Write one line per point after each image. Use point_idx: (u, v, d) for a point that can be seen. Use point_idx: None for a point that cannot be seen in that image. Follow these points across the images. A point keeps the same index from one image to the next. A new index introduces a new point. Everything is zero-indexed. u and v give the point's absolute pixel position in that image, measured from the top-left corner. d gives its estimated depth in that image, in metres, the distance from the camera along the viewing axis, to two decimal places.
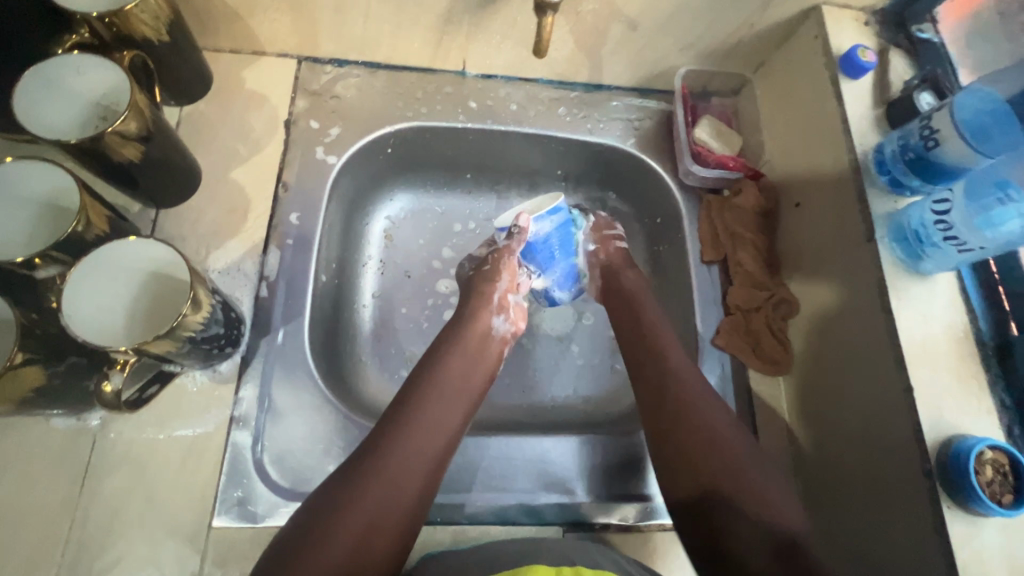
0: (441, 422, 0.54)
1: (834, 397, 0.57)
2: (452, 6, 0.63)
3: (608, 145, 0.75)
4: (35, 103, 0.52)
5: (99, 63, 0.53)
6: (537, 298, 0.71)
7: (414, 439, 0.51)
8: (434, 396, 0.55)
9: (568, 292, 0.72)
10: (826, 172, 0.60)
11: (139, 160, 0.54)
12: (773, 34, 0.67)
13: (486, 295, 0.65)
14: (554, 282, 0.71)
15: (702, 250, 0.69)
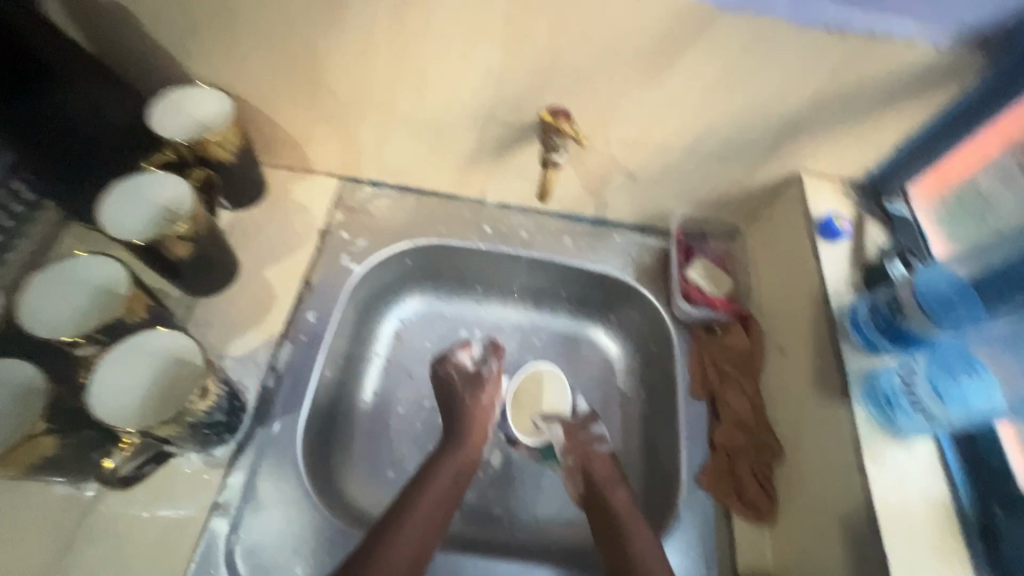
0: (429, 516, 0.60)
1: (815, 557, 0.55)
2: (476, 150, 0.73)
3: (607, 274, 0.81)
4: (117, 207, 0.60)
5: (171, 180, 0.63)
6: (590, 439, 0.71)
7: (401, 549, 0.56)
8: (430, 498, 0.62)
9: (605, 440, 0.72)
10: (807, 324, 0.63)
11: (186, 256, 0.63)
12: (761, 194, 0.75)
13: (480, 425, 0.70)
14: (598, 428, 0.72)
15: (691, 383, 0.71)
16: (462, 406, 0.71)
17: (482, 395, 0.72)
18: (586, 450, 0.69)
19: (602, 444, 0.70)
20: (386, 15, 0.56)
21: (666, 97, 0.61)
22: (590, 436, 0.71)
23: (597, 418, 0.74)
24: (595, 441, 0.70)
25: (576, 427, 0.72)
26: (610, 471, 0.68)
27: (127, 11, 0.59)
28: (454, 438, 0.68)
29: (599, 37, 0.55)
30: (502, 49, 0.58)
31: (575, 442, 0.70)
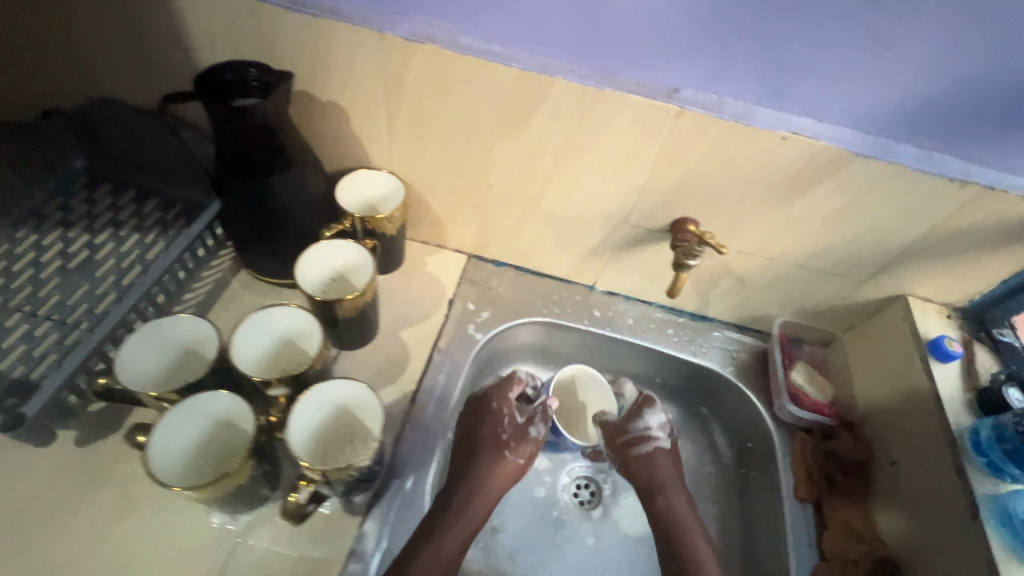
0: (447, 551, 0.64)
1: None
2: (601, 244, 0.81)
3: (708, 368, 0.85)
4: (312, 265, 0.72)
5: (353, 249, 0.73)
6: (634, 441, 0.79)
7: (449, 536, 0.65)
8: (447, 533, 0.65)
9: (664, 434, 0.80)
10: (922, 440, 0.66)
11: (350, 315, 0.70)
12: (863, 309, 0.80)
13: (496, 462, 0.72)
14: (647, 424, 0.80)
15: (795, 486, 0.72)
16: (493, 442, 0.74)
17: (506, 446, 0.74)
18: (632, 455, 0.78)
19: (649, 445, 0.78)
20: (559, 134, 0.66)
21: (791, 220, 0.69)
22: (635, 440, 0.79)
23: (653, 405, 0.81)
24: (642, 441, 0.78)
25: (621, 432, 0.80)
26: (665, 475, 0.78)
27: (341, 109, 0.71)
28: (481, 474, 0.72)
29: (742, 167, 0.64)
30: (652, 168, 0.67)
31: (617, 446, 0.79)
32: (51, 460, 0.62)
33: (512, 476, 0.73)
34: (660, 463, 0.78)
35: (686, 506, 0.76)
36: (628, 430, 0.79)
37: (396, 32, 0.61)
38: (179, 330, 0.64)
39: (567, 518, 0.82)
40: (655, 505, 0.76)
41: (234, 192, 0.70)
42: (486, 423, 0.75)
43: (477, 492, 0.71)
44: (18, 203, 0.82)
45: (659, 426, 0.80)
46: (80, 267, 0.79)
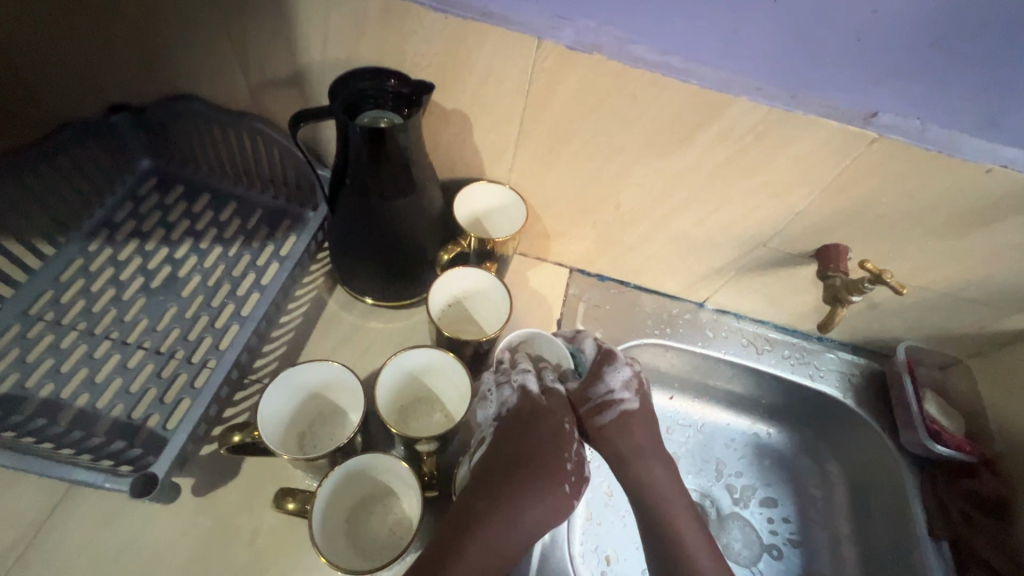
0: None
1: None
2: (727, 264, 0.76)
3: (827, 394, 0.81)
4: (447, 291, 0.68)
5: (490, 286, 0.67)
6: (594, 409, 0.66)
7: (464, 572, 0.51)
8: (472, 558, 0.52)
9: (631, 392, 0.66)
10: None
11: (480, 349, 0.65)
12: (999, 336, 0.76)
13: (550, 472, 0.59)
14: (609, 385, 0.66)
15: (931, 525, 0.70)
16: (560, 443, 0.61)
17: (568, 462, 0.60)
18: (597, 425, 0.65)
19: (614, 411, 0.65)
20: (721, 155, 0.60)
21: (959, 251, 0.64)
22: (597, 406, 0.66)
23: (615, 359, 0.66)
24: (604, 408, 0.65)
25: (584, 400, 0.66)
26: (642, 442, 0.65)
27: (467, 118, 0.64)
28: (523, 495, 0.57)
29: (925, 196, 0.58)
30: (820, 194, 0.61)
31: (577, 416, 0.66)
32: (174, 511, 0.58)
33: (567, 513, 0.59)
34: (620, 432, 0.65)
35: (664, 476, 0.64)
36: (588, 398, 0.66)
37: (558, 39, 0.53)
38: (314, 378, 0.59)
39: None
40: (628, 472, 0.64)
41: (352, 217, 0.62)
42: (551, 445, 0.60)
43: (517, 520, 0.55)
44: (90, 210, 0.76)
45: (625, 384, 0.66)
46: (165, 285, 0.72)
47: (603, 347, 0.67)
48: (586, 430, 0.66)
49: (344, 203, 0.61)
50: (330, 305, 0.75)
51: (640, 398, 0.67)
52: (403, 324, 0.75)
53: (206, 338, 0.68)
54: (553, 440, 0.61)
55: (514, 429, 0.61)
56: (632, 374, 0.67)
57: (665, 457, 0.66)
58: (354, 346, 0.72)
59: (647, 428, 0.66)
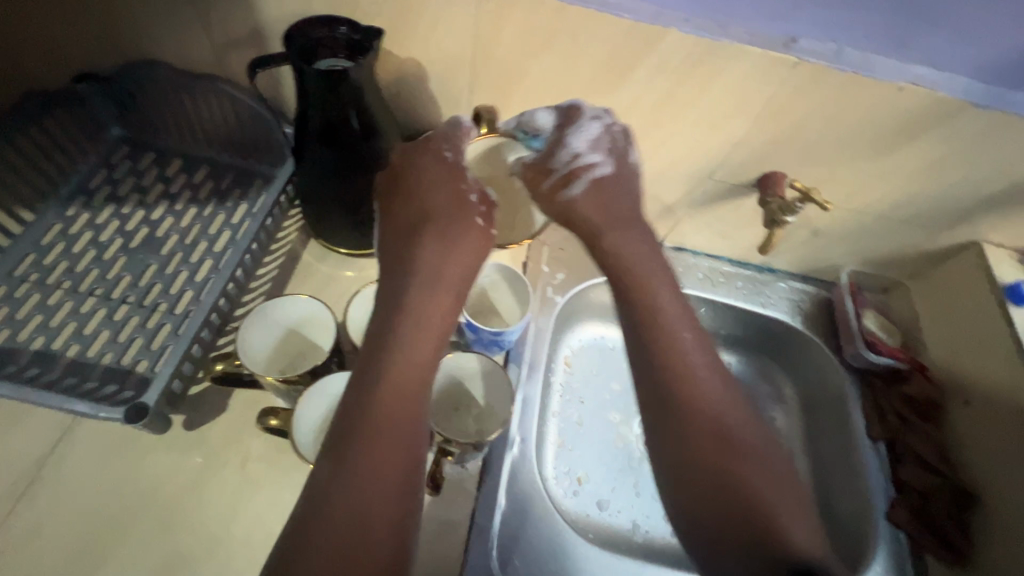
0: (398, 420, 0.50)
1: None
2: (678, 201, 0.80)
3: (776, 319, 0.87)
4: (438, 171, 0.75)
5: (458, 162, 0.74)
6: (558, 177, 0.63)
7: (382, 414, 0.49)
8: (381, 405, 0.50)
9: (604, 156, 0.63)
10: (999, 378, 0.70)
11: None
12: (933, 256, 0.81)
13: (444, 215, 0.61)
14: (573, 148, 0.62)
15: (870, 426, 0.77)
16: (443, 203, 0.62)
17: (472, 197, 0.63)
18: (570, 197, 0.63)
19: (580, 182, 0.62)
20: (659, 89, 0.64)
21: (886, 171, 0.69)
22: (562, 175, 0.63)
23: (579, 113, 0.62)
24: (569, 176, 0.63)
25: (545, 172, 0.64)
26: (593, 220, 0.62)
27: (421, 67, 0.67)
28: (427, 231, 0.60)
29: (848, 119, 0.63)
30: (753, 124, 0.65)
31: (543, 195, 0.65)
32: (168, 445, 0.62)
33: (485, 240, 0.62)
34: (590, 217, 0.62)
35: (640, 253, 0.61)
36: (550, 167, 0.63)
37: None
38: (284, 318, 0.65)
39: (644, 464, 0.86)
40: (601, 252, 0.62)
41: (322, 168, 0.65)
42: (435, 183, 0.62)
43: (425, 330, 0.55)
44: (65, 178, 0.78)
45: (591, 150, 0.62)
46: (143, 246, 0.75)
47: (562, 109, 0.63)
48: (554, 208, 0.64)
49: (316, 152, 0.64)
50: (304, 258, 0.79)
51: (614, 161, 0.63)
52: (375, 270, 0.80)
53: (187, 291, 0.71)
54: (452, 194, 0.62)
55: (407, 201, 0.62)
56: (599, 132, 0.62)
57: (660, 263, 0.61)
58: (328, 294, 0.76)
59: (603, 189, 0.63)
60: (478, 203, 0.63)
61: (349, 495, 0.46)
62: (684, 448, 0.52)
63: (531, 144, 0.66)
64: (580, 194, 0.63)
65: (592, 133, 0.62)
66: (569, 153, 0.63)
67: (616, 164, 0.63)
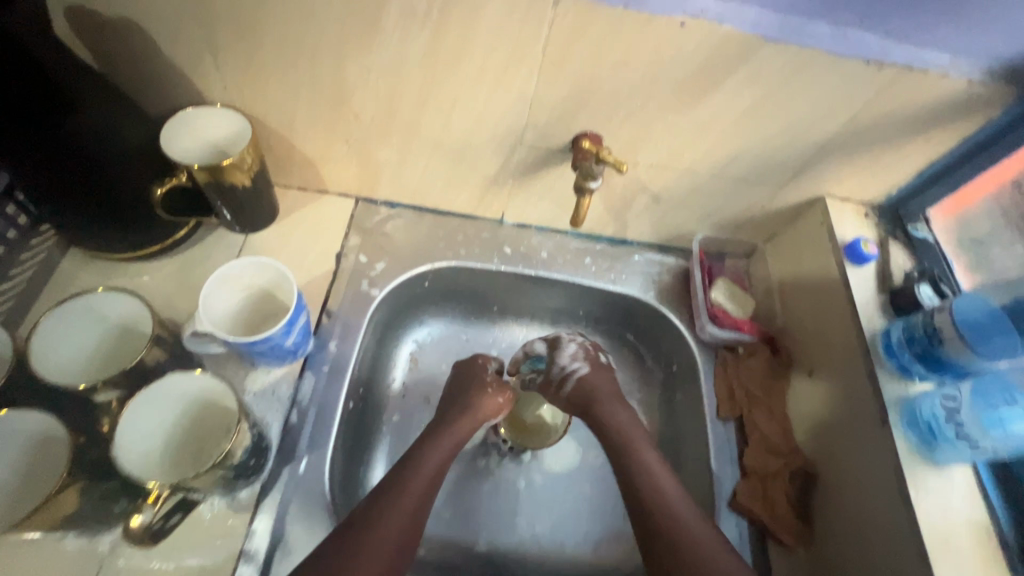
0: (420, 494, 0.59)
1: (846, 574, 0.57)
2: (499, 171, 0.71)
3: (628, 295, 0.80)
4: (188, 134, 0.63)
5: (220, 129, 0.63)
6: (559, 377, 0.71)
7: (380, 539, 0.54)
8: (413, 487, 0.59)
9: (583, 360, 0.72)
10: (839, 346, 0.64)
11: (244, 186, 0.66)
12: (782, 215, 0.75)
13: (460, 396, 0.71)
14: (566, 359, 0.72)
15: (719, 406, 0.69)
16: (477, 388, 0.71)
17: (491, 384, 0.72)
18: (567, 397, 0.71)
19: (573, 367, 0.71)
20: (419, 40, 0.54)
21: (701, 122, 0.61)
22: (558, 380, 0.71)
23: (566, 343, 0.73)
24: (564, 380, 0.71)
25: (550, 383, 0.72)
26: (625, 416, 0.68)
27: (140, 26, 0.55)
28: (450, 418, 0.68)
29: (637, 63, 0.54)
30: (538, 75, 0.56)
31: (557, 395, 0.71)
32: None
33: (497, 411, 0.70)
34: (600, 385, 0.71)
35: (622, 408, 0.68)
36: (551, 373, 0.72)
37: None
38: None
39: (498, 467, 0.79)
40: (595, 414, 0.68)
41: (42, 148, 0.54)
42: (467, 379, 0.72)
43: (446, 439, 0.65)
44: None
45: (574, 352, 0.73)
46: None
47: (552, 336, 0.75)
48: (563, 404, 0.71)
49: (35, 125, 0.52)
50: (63, 267, 0.67)
51: (590, 363, 0.72)
52: (155, 275, 0.69)
53: None
54: (470, 388, 0.71)
55: (449, 401, 0.71)
56: (581, 346, 0.73)
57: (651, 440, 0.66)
58: None
59: (605, 391, 0.70)
60: (501, 395, 0.71)
61: (361, 559, 0.53)
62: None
63: (535, 362, 0.76)
64: (599, 380, 0.71)
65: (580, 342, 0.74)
66: (564, 370, 0.71)
67: (595, 366, 0.72)
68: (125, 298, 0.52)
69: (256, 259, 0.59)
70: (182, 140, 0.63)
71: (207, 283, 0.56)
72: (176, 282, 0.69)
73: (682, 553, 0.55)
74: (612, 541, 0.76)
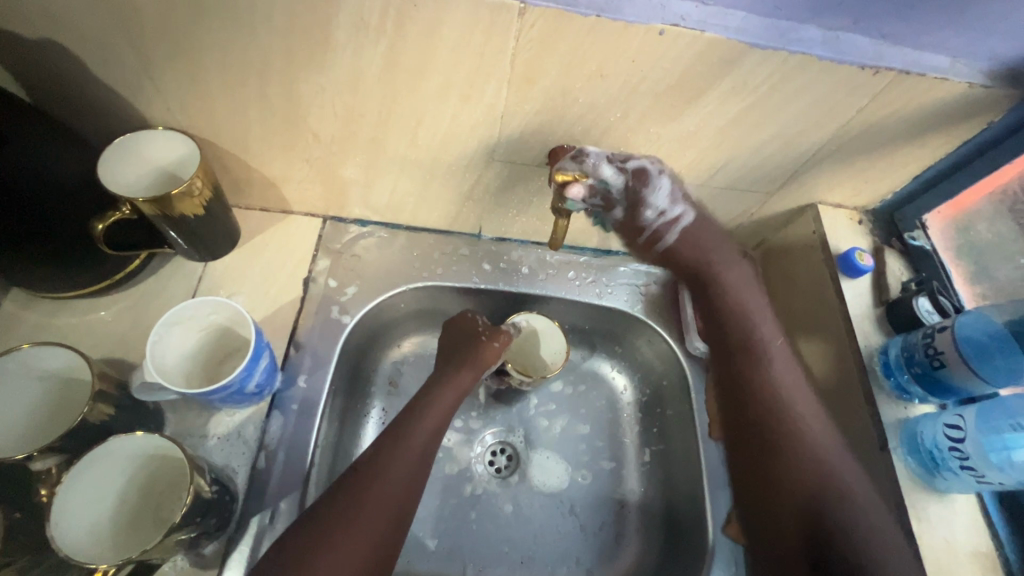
0: (416, 458, 0.55)
1: None
2: (474, 187, 0.67)
3: (614, 309, 0.77)
4: (132, 159, 0.58)
5: (169, 151, 0.59)
6: (655, 235, 0.62)
7: (383, 485, 0.53)
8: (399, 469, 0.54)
9: (681, 202, 0.61)
10: (834, 364, 0.61)
11: (196, 215, 0.61)
12: (772, 223, 0.71)
13: (459, 349, 0.67)
14: (658, 207, 0.60)
15: (710, 426, 0.70)
16: (473, 338, 0.68)
17: (485, 334, 0.68)
18: (667, 251, 0.63)
19: (673, 230, 0.62)
20: (377, 55, 0.49)
21: (685, 134, 0.57)
22: (657, 233, 0.62)
23: (660, 176, 0.59)
24: (665, 232, 0.62)
25: (638, 233, 0.63)
26: (733, 279, 0.62)
27: (64, 49, 0.50)
28: (451, 370, 0.65)
29: (615, 75, 0.50)
30: (508, 89, 0.52)
31: (641, 247, 0.64)
32: None
33: (497, 360, 0.67)
34: (698, 238, 0.62)
35: (739, 269, 0.63)
36: (641, 226, 0.61)
37: None
38: None
39: (484, 491, 0.76)
40: (706, 284, 0.63)
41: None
42: (461, 328, 0.69)
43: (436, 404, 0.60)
44: None
45: (666, 197, 0.60)
46: None
47: (630, 167, 0.58)
48: (651, 255, 0.64)
49: None
50: (4, 309, 0.62)
51: (693, 207, 0.62)
52: (106, 312, 0.65)
53: None
54: (468, 337, 0.68)
55: (446, 357, 0.67)
56: (672, 187, 0.60)
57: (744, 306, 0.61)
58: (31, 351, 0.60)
59: (704, 246, 0.63)
60: (496, 340, 0.68)
61: (366, 507, 0.51)
62: (777, 444, 0.54)
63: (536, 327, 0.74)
64: (682, 239, 0.62)
65: (667, 193, 0.60)
66: (660, 216, 0.61)
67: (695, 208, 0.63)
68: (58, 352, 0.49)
69: (212, 299, 0.55)
70: (132, 168, 0.59)
71: (156, 329, 0.52)
72: (131, 319, 0.65)
73: (768, 407, 0.56)
74: (605, 565, 0.73)
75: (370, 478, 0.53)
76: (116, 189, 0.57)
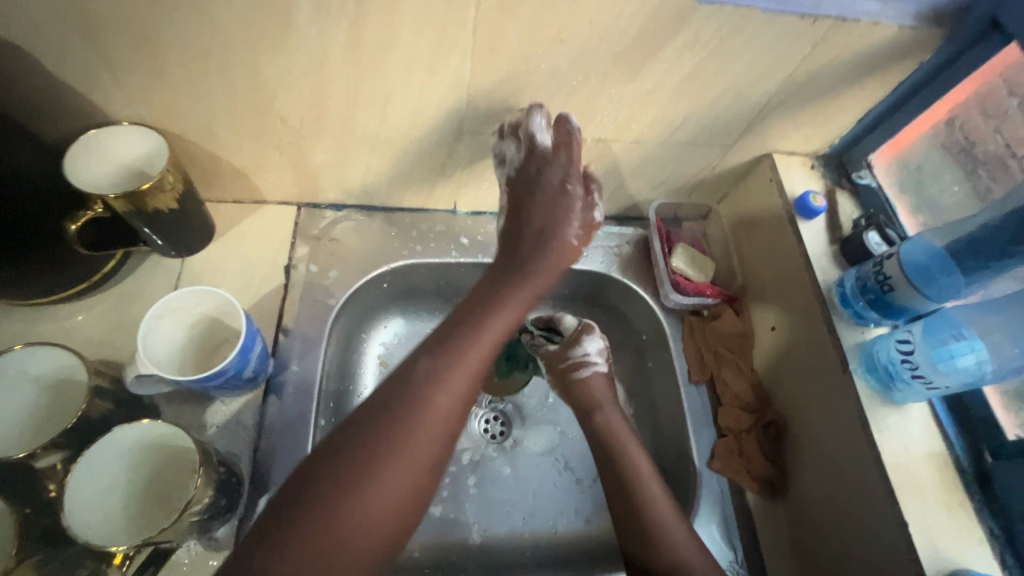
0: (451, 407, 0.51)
1: (819, 517, 0.60)
2: (446, 162, 0.69)
3: (592, 271, 0.77)
4: (97, 154, 0.57)
5: (135, 141, 0.58)
6: (573, 366, 0.68)
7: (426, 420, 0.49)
8: (384, 496, 0.46)
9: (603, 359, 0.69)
10: (797, 300, 0.65)
11: (170, 210, 0.60)
12: (731, 175, 0.75)
13: (556, 200, 0.62)
14: (586, 350, 0.68)
15: (689, 370, 0.71)
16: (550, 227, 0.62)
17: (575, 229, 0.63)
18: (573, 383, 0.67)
19: (589, 369, 0.68)
20: (339, 34, 0.50)
21: (644, 93, 0.59)
22: (574, 364, 0.67)
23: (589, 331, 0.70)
24: (580, 367, 0.67)
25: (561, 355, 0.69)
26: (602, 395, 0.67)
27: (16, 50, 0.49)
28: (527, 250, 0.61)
29: (573, 40, 0.52)
30: (471, 61, 0.53)
31: (558, 374, 0.69)
32: None
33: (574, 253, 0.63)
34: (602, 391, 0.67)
35: (599, 381, 0.67)
36: (566, 355, 0.68)
37: None
38: None
39: (482, 458, 0.79)
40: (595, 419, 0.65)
41: None
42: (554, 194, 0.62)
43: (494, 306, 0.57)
44: None
45: (598, 351, 0.69)
46: None
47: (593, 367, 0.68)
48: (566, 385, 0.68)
49: None
50: None
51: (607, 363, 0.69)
52: (87, 315, 0.64)
53: None
54: (550, 216, 0.62)
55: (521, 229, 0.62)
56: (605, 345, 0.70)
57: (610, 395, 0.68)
58: None
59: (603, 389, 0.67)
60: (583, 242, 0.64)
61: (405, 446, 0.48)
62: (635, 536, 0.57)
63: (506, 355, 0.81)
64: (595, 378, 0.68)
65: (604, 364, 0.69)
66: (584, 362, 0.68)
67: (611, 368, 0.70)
68: (70, 357, 0.49)
69: (194, 288, 0.56)
70: (99, 163, 0.58)
71: (143, 322, 0.53)
72: (113, 320, 0.64)
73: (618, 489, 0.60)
74: (601, 513, 0.77)
75: (371, 475, 0.46)
76: (82, 185, 0.56)
